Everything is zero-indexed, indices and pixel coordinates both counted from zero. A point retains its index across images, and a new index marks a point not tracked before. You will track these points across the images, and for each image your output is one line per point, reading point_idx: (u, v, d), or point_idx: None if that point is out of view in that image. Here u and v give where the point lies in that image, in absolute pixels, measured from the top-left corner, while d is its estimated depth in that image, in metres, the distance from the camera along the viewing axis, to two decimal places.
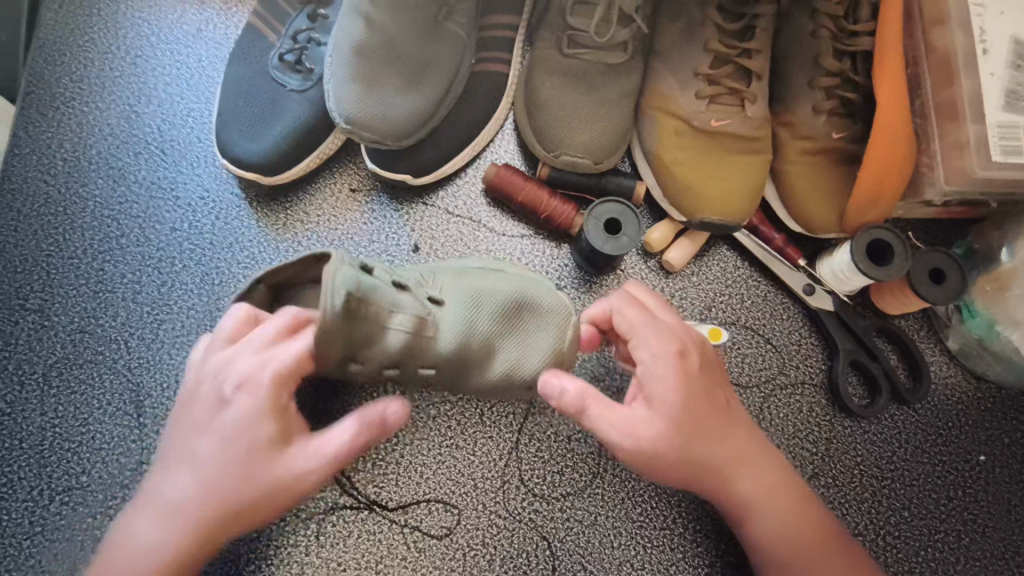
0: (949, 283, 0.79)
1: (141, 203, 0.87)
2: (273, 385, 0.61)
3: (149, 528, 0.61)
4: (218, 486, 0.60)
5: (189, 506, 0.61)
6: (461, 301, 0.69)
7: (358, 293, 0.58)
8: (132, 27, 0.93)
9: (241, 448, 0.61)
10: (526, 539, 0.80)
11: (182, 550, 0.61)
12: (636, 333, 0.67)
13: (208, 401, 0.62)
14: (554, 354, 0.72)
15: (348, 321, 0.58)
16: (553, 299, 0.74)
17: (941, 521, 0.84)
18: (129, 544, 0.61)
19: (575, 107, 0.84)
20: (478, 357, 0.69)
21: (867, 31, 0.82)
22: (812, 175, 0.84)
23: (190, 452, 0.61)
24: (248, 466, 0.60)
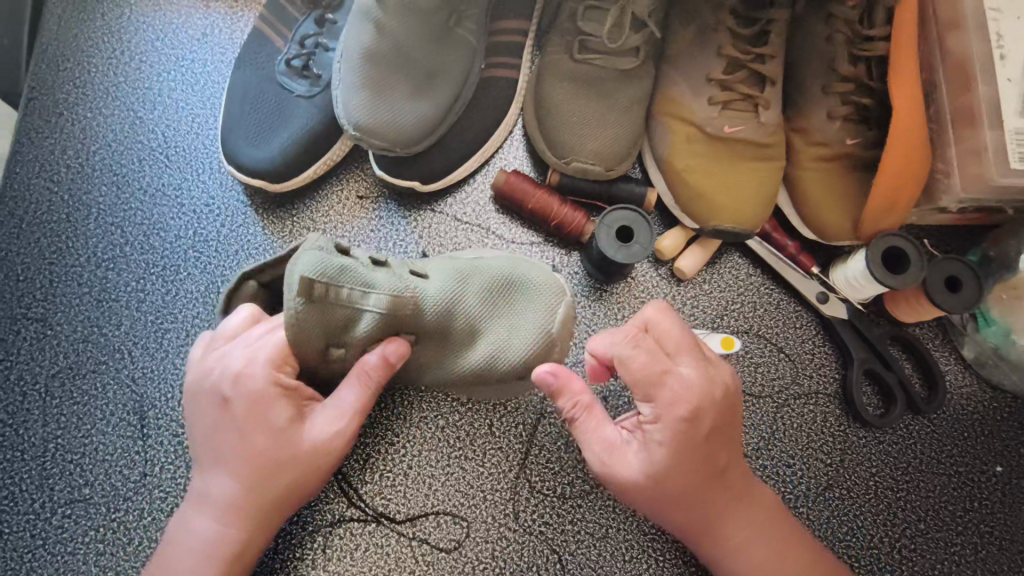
0: (966, 292, 0.78)
1: (145, 210, 0.86)
2: (271, 373, 0.63)
3: (199, 528, 0.64)
4: (252, 476, 0.63)
5: (230, 501, 0.63)
6: (443, 276, 0.70)
7: (323, 277, 0.59)
8: (137, 32, 0.91)
9: (264, 436, 0.63)
10: (536, 552, 0.78)
11: (234, 541, 0.64)
12: (645, 394, 0.62)
13: (219, 400, 0.64)
14: (541, 340, 0.72)
15: (317, 306, 0.60)
16: (540, 277, 0.74)
17: (958, 534, 0.82)
18: (183, 546, 0.63)
19: (586, 114, 0.83)
20: (460, 336, 0.71)
21: (882, 36, 0.81)
22: (825, 182, 0.83)
23: (218, 450, 0.64)
24: (273, 451, 0.63)
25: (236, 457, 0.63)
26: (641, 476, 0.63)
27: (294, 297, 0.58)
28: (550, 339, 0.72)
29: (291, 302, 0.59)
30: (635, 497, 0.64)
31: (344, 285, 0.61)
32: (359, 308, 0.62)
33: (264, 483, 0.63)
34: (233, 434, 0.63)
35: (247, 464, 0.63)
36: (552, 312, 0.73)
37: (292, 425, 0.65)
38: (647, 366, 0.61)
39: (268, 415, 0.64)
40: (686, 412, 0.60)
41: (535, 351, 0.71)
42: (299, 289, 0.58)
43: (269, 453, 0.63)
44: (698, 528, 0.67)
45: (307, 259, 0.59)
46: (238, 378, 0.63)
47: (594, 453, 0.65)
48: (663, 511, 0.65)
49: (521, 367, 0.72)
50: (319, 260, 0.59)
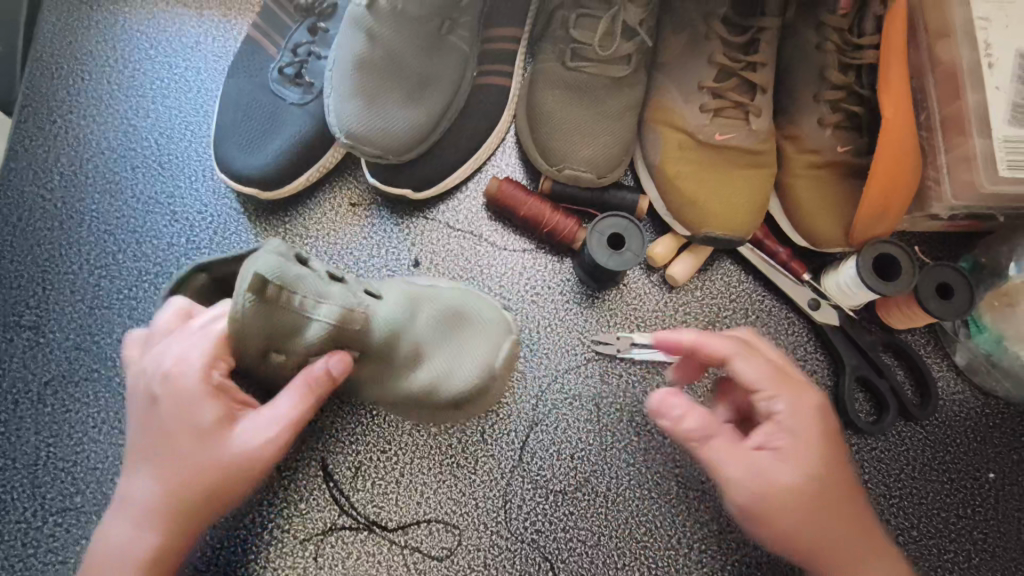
0: (957, 299, 0.78)
1: (138, 217, 0.86)
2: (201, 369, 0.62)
3: (117, 533, 0.60)
4: (173, 475, 0.60)
5: (151, 501, 0.60)
6: (395, 298, 0.70)
7: (279, 280, 0.59)
8: (130, 40, 0.92)
9: (188, 434, 0.60)
10: (528, 560, 0.78)
11: (151, 544, 0.60)
12: (773, 389, 0.62)
13: (147, 399, 0.62)
14: (481, 372, 0.73)
15: (267, 308, 0.59)
16: (489, 314, 0.78)
17: (950, 541, 0.82)
18: (102, 554, 0.60)
19: (578, 121, 0.83)
20: (403, 359, 0.70)
21: (872, 44, 0.82)
22: (817, 189, 0.83)
23: (144, 448, 0.61)
24: (197, 452, 0.60)
25: (161, 457, 0.60)
26: (799, 479, 0.59)
27: (248, 292, 0.57)
28: (490, 371, 0.74)
29: (244, 297, 0.57)
30: (785, 512, 0.59)
31: (297, 291, 0.60)
32: (308, 317, 0.62)
33: (186, 487, 0.60)
34: (157, 434, 0.61)
35: (170, 465, 0.60)
36: (495, 347, 0.75)
37: (219, 426, 0.61)
38: (771, 367, 0.64)
39: (194, 414, 0.61)
40: (818, 407, 0.62)
41: (473, 384, 0.73)
42: (253, 287, 0.57)
43: (193, 454, 0.60)
44: (835, 548, 0.61)
45: (266, 260, 0.59)
46: (167, 374, 0.62)
47: (738, 478, 0.59)
48: (807, 523, 0.59)
49: (460, 395, 0.73)
50: (276, 263, 0.59)
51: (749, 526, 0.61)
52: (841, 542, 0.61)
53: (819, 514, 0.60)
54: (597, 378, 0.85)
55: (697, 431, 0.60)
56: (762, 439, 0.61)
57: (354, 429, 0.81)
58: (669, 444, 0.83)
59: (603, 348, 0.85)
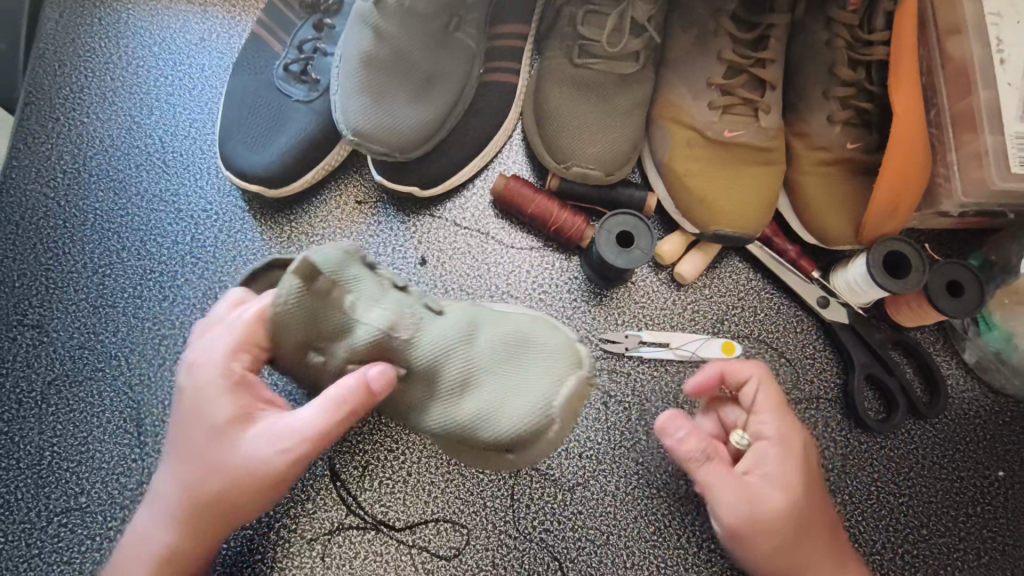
0: (967, 297, 0.78)
1: (142, 215, 0.86)
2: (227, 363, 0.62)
3: (149, 518, 0.63)
4: (192, 471, 0.60)
5: (174, 493, 0.61)
6: (455, 317, 0.63)
7: (332, 272, 0.60)
8: (133, 37, 0.91)
9: (205, 433, 0.60)
10: (537, 560, 0.78)
11: (176, 533, 0.62)
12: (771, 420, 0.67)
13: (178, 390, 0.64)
14: (538, 410, 0.59)
15: (312, 298, 0.59)
16: (556, 340, 0.65)
17: (960, 539, 0.82)
18: (136, 535, 0.63)
19: (586, 118, 0.83)
20: (450, 388, 0.61)
21: (882, 40, 0.81)
22: (826, 186, 0.83)
23: (172, 441, 0.63)
24: (210, 452, 0.60)
25: (180, 452, 0.61)
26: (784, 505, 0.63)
27: (293, 273, 0.58)
28: (544, 415, 0.59)
29: (289, 279, 0.58)
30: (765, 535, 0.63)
31: (345, 288, 0.60)
32: (352, 317, 0.59)
33: (201, 485, 0.60)
34: (180, 429, 0.61)
35: (186, 462, 0.61)
36: (556, 385, 0.61)
37: (231, 426, 0.60)
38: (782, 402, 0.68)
39: (208, 413, 0.60)
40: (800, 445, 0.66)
41: (522, 428, 0.59)
42: (300, 270, 0.58)
43: (206, 454, 0.60)
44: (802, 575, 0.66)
45: (324, 250, 0.60)
46: (192, 368, 0.62)
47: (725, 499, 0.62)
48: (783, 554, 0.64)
49: (510, 439, 0.59)
50: (332, 256, 0.60)
51: (739, 548, 0.65)
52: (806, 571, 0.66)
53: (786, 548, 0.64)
54: (605, 376, 0.84)
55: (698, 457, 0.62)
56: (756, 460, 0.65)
57: (361, 428, 0.80)
58: None
59: (611, 346, 0.84)
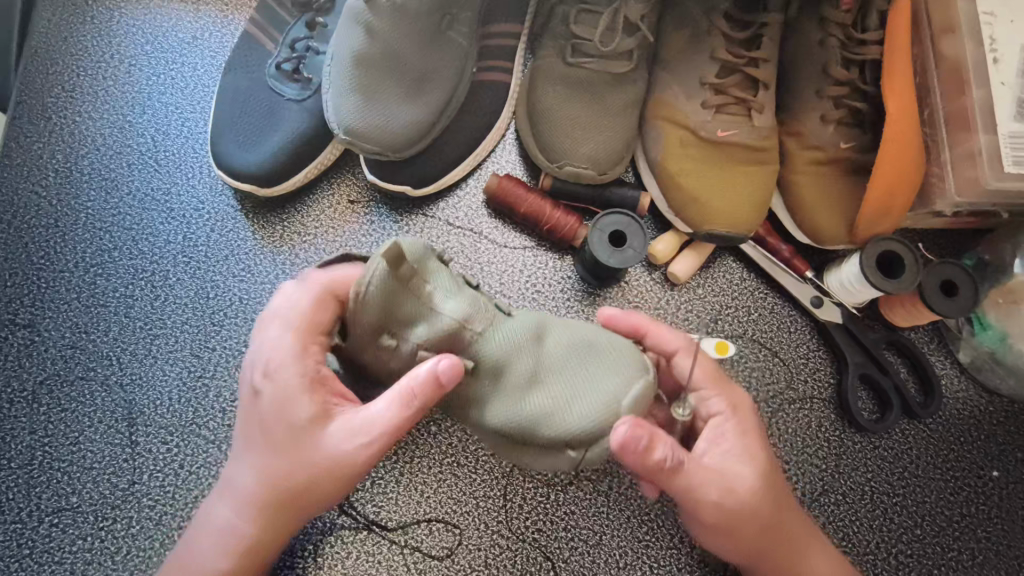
0: (961, 296, 0.77)
1: (134, 214, 0.85)
2: (308, 335, 0.62)
3: (221, 512, 0.64)
4: (271, 468, 0.61)
5: (249, 489, 0.62)
6: (523, 319, 0.65)
7: (414, 262, 0.62)
8: (127, 36, 0.91)
9: (286, 430, 0.60)
10: (529, 560, 0.78)
11: (250, 527, 0.63)
12: (713, 387, 0.66)
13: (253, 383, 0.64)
14: (607, 408, 0.59)
15: (395, 284, 0.60)
16: (619, 342, 0.65)
17: (954, 540, 0.82)
18: (206, 529, 0.64)
19: (579, 117, 0.83)
20: (516, 383, 0.62)
21: (875, 40, 0.81)
22: (820, 186, 0.83)
23: (246, 438, 0.63)
24: (291, 448, 0.60)
25: (258, 449, 0.62)
26: (755, 478, 0.62)
27: (382, 254, 0.59)
28: (614, 413, 0.59)
29: (377, 260, 0.59)
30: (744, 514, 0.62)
31: (425, 279, 0.62)
32: (433, 308, 0.61)
33: (279, 481, 0.61)
34: (258, 426, 0.62)
35: (269, 458, 0.61)
36: (626, 384, 0.60)
37: (314, 424, 0.60)
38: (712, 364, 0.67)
39: (291, 410, 0.60)
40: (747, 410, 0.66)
41: (594, 424, 0.59)
42: (387, 254, 0.59)
43: (288, 451, 0.60)
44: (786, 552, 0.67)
45: (410, 243, 0.63)
46: (266, 363, 0.62)
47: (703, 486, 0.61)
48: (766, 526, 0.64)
49: (574, 434, 0.59)
50: (414, 248, 0.63)
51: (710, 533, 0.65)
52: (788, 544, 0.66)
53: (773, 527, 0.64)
54: None
55: (671, 459, 0.58)
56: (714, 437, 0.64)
57: None
58: None
59: None
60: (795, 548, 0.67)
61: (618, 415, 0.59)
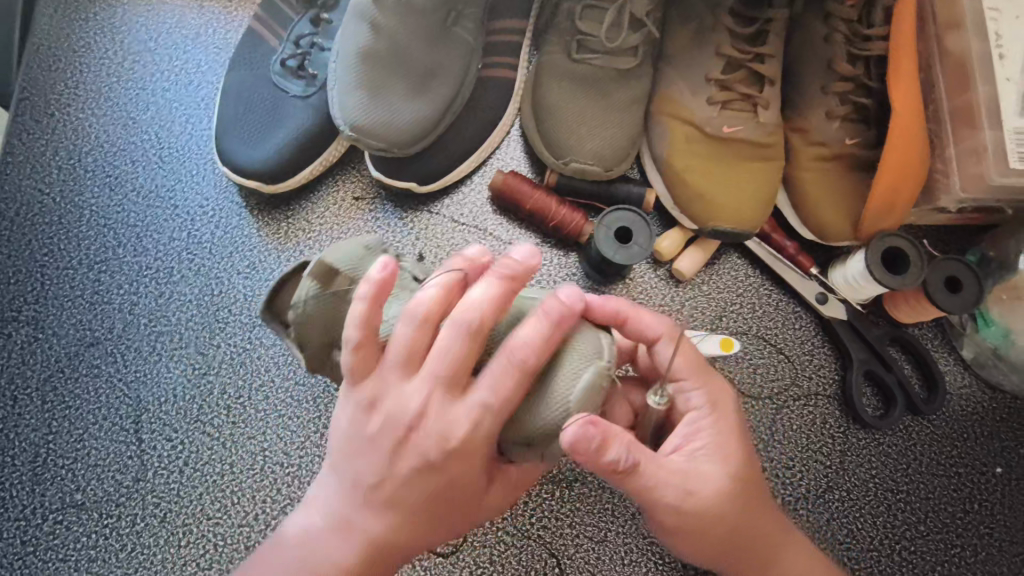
0: (966, 292, 0.77)
1: (138, 211, 0.85)
2: (519, 376, 0.51)
3: (332, 544, 0.55)
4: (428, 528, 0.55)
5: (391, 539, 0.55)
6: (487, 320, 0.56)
7: (350, 270, 0.58)
8: (130, 32, 0.90)
9: (462, 496, 0.55)
10: (535, 556, 0.78)
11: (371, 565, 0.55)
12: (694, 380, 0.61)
13: (389, 441, 0.53)
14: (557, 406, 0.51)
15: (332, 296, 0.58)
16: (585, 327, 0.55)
17: (958, 536, 0.82)
18: (303, 551, 0.55)
19: (584, 114, 0.83)
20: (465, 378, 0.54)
21: (881, 36, 0.81)
22: (825, 182, 0.83)
23: (387, 496, 0.54)
24: (460, 507, 0.56)
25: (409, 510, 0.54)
26: (724, 477, 0.58)
27: (308, 275, 0.57)
28: (567, 412, 0.51)
29: (306, 282, 0.58)
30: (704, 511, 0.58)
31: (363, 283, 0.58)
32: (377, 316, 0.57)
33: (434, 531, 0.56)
34: (400, 503, 0.54)
35: (417, 528, 0.55)
36: (573, 373, 0.52)
37: (484, 497, 0.57)
38: (697, 357, 0.62)
39: (462, 488, 0.55)
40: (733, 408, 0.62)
41: (545, 421, 0.51)
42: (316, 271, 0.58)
43: (457, 512, 0.56)
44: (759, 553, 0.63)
45: (344, 249, 0.59)
46: (448, 422, 0.52)
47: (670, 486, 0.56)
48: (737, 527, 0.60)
49: (533, 432, 0.52)
50: (352, 253, 0.59)
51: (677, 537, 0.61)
52: (761, 549, 0.62)
53: (743, 529, 0.60)
54: None
55: (627, 460, 0.53)
56: (685, 435, 0.60)
57: None
58: None
59: None
60: (778, 544, 0.63)
61: (568, 417, 0.51)
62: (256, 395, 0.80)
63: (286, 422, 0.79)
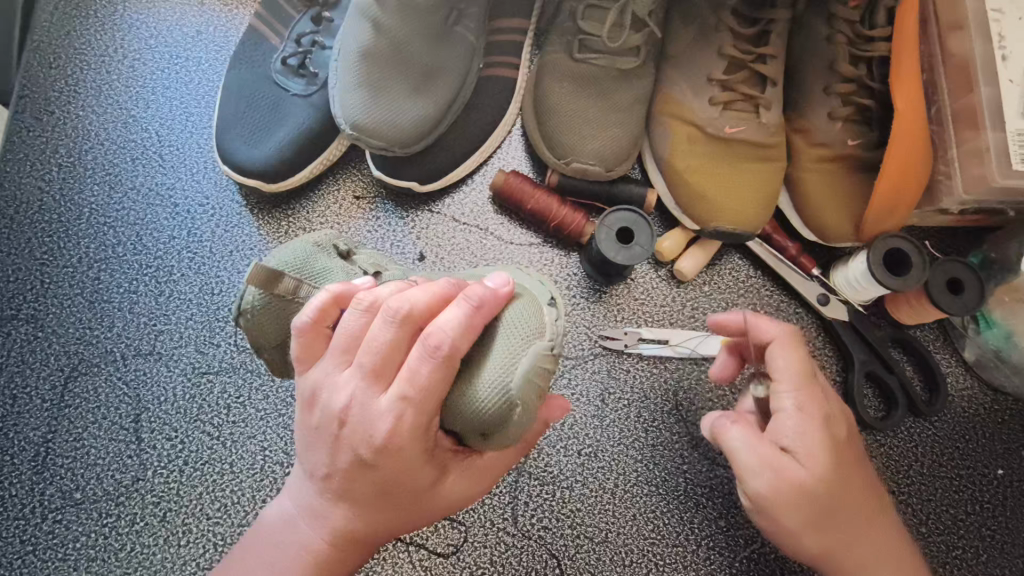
0: (968, 293, 0.77)
1: (138, 209, 0.85)
2: (438, 365, 0.51)
3: (295, 531, 0.55)
4: (381, 522, 0.54)
5: (345, 530, 0.54)
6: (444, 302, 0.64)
7: (295, 271, 0.61)
8: (130, 29, 0.90)
9: (408, 490, 0.54)
10: (536, 557, 0.78)
11: (331, 559, 0.54)
12: (790, 383, 0.59)
13: (328, 436, 0.53)
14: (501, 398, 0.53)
15: (279, 299, 0.60)
16: (523, 312, 0.58)
17: (959, 537, 0.82)
18: (277, 536, 0.56)
19: (586, 114, 0.82)
20: None
21: (884, 36, 0.81)
22: (827, 184, 0.82)
23: (338, 487, 0.54)
24: (410, 502, 0.55)
25: (361, 504, 0.54)
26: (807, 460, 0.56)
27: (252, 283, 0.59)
28: (510, 401, 0.53)
29: (251, 288, 0.59)
30: (794, 508, 0.56)
31: (310, 281, 0.61)
32: None
33: (389, 526, 0.55)
34: (350, 494, 0.54)
35: (372, 520, 0.54)
36: (512, 360, 0.54)
37: (434, 487, 0.55)
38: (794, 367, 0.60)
39: (406, 481, 0.53)
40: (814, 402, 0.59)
41: (490, 412, 0.53)
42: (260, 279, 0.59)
43: (408, 506, 0.55)
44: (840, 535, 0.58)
45: (285, 254, 0.62)
46: (373, 418, 0.51)
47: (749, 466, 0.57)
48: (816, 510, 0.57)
49: (483, 418, 0.53)
50: (292, 253, 0.62)
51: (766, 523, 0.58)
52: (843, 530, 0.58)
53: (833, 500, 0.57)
54: (604, 374, 0.84)
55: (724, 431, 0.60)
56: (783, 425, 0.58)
57: None
58: (676, 440, 0.82)
59: (610, 343, 0.84)
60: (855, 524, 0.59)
61: (512, 400, 0.53)
62: (255, 395, 0.80)
63: (285, 421, 0.79)
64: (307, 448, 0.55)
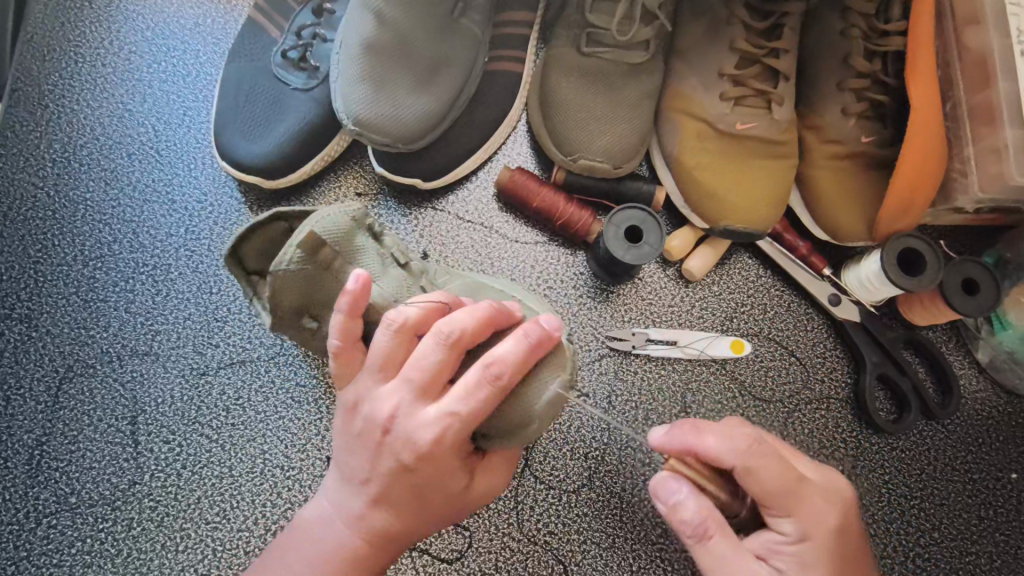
0: (984, 293, 0.75)
1: (135, 207, 0.83)
2: (490, 389, 0.50)
3: (328, 532, 0.54)
4: (414, 526, 0.53)
5: (379, 533, 0.53)
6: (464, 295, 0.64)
7: (335, 243, 0.60)
8: (126, 21, 0.88)
9: (444, 497, 0.52)
10: (541, 563, 0.76)
11: (364, 560, 0.53)
12: (784, 506, 0.52)
13: (368, 443, 0.52)
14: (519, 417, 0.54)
15: (313, 267, 0.59)
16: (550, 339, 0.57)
17: (973, 543, 0.80)
18: (310, 538, 0.54)
19: (594, 109, 0.80)
20: None
21: (898, 30, 0.79)
22: (840, 181, 0.80)
23: (375, 492, 0.52)
24: (443, 508, 0.53)
25: (399, 508, 0.52)
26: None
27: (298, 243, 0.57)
28: (529, 417, 0.54)
29: (293, 248, 0.58)
30: None
31: (346, 257, 0.60)
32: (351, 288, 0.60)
33: (419, 528, 0.53)
34: (389, 499, 0.52)
35: (407, 523, 0.53)
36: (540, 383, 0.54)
37: (467, 491, 0.54)
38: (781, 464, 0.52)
39: (445, 487, 0.52)
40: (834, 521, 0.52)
41: (512, 420, 0.55)
42: (304, 242, 0.58)
43: (441, 511, 0.53)
44: None
45: (334, 220, 0.60)
46: (416, 428, 0.50)
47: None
48: None
49: (506, 421, 0.55)
50: (339, 222, 0.60)
51: None
52: None
53: None
54: (611, 376, 0.82)
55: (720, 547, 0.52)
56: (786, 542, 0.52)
57: None
58: None
59: (617, 344, 0.82)
60: None
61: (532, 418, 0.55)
62: (255, 397, 0.78)
63: (287, 424, 0.77)
64: (347, 452, 0.53)
